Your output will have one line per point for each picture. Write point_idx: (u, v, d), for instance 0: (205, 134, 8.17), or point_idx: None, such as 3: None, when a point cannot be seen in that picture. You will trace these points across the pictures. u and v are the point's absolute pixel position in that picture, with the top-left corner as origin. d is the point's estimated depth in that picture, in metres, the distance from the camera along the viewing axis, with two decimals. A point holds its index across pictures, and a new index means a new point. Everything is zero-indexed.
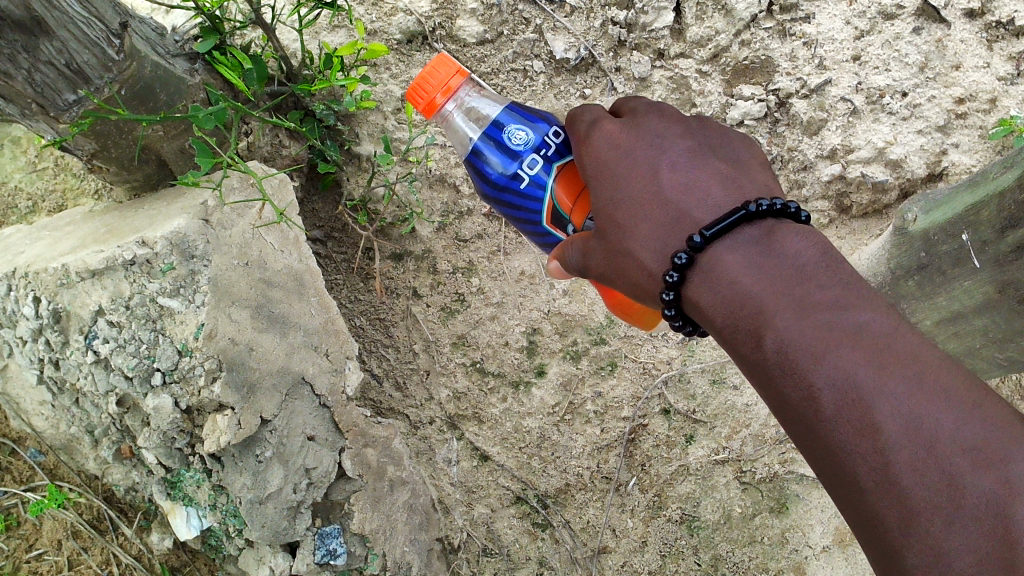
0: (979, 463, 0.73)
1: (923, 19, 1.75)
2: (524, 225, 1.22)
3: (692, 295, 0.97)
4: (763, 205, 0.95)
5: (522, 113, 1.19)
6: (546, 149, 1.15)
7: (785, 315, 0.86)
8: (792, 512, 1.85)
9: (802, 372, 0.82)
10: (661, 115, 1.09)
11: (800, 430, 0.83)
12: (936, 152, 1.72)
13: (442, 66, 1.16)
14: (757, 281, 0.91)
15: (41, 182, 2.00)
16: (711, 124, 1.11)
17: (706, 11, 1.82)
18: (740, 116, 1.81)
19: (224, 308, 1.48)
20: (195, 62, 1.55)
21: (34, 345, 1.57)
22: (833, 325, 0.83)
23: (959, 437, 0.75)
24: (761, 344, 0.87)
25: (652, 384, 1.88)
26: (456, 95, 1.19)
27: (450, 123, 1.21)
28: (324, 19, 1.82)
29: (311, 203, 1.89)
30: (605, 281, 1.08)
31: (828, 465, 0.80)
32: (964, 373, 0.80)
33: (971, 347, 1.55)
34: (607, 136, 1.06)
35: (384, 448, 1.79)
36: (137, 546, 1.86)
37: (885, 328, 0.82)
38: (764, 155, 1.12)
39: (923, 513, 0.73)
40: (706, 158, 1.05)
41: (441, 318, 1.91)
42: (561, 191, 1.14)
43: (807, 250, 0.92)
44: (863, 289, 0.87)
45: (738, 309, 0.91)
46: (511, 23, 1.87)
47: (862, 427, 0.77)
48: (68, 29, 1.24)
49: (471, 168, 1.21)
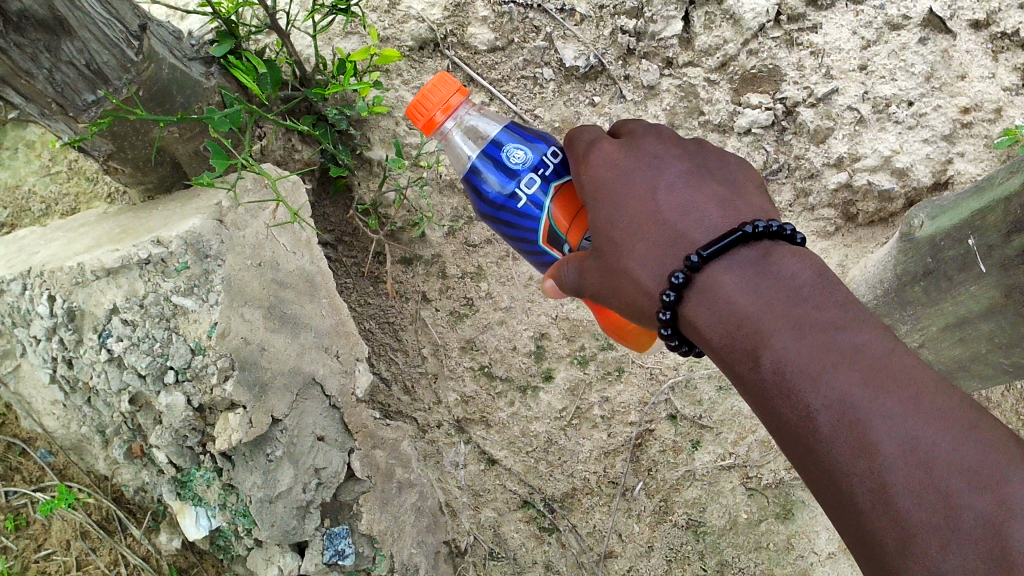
0: (976, 484, 0.74)
1: (930, 30, 1.77)
2: (520, 245, 1.22)
3: (689, 316, 0.98)
4: (760, 226, 0.97)
5: (520, 133, 1.20)
6: (544, 169, 1.16)
7: (783, 336, 0.89)
8: (797, 519, 1.87)
9: (800, 393, 0.85)
10: (659, 138, 1.11)
11: (798, 452, 0.85)
12: (942, 161, 1.74)
13: (442, 84, 1.17)
14: (754, 302, 0.93)
15: (55, 185, 2.02)
16: (707, 148, 1.13)
17: (714, 20, 1.83)
18: (748, 124, 1.83)
19: (237, 307, 1.50)
20: (211, 66, 1.57)
21: (47, 344, 1.58)
22: (830, 346, 0.85)
23: (954, 458, 0.76)
24: (758, 364, 0.90)
25: (659, 390, 1.89)
26: (456, 113, 1.21)
27: (449, 142, 1.23)
28: (338, 25, 1.84)
29: (322, 207, 1.91)
30: (601, 301, 1.09)
31: (826, 486, 0.82)
32: (960, 395, 0.81)
33: (976, 352, 1.57)
34: (605, 155, 1.09)
35: (393, 450, 1.81)
36: (145, 547, 1.87)
37: (881, 349, 0.85)
38: (760, 179, 1.13)
39: (919, 534, 0.75)
40: (703, 180, 1.07)
41: (449, 322, 1.92)
42: (557, 211, 1.15)
43: (803, 273, 0.94)
44: (860, 311, 0.89)
45: (736, 330, 0.93)
46: (521, 31, 1.89)
47: (859, 447, 0.79)
48: (89, 29, 1.26)
49: (469, 186, 1.22)
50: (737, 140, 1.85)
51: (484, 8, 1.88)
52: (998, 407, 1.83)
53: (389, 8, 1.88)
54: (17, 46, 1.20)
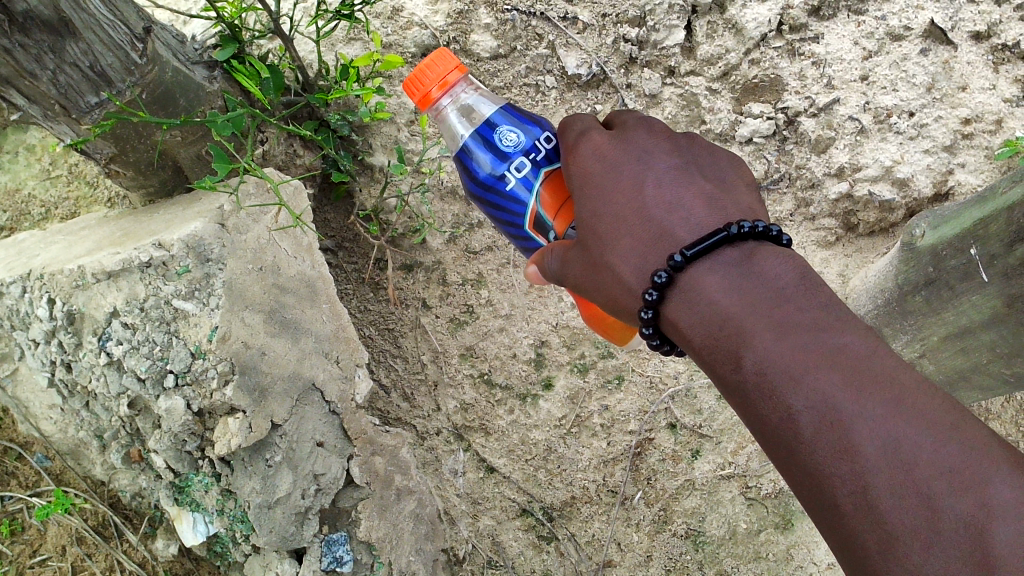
0: (957, 486, 0.75)
1: (931, 41, 1.76)
2: (507, 229, 1.20)
3: (671, 316, 0.98)
4: (745, 226, 0.96)
5: (515, 115, 1.18)
6: (536, 153, 1.14)
7: (764, 336, 0.88)
8: (796, 529, 1.86)
9: (781, 395, 0.84)
10: (650, 132, 1.10)
11: (781, 454, 0.85)
12: (942, 172, 1.74)
13: (441, 60, 1.15)
14: (736, 303, 0.92)
15: (55, 189, 2.02)
16: (699, 143, 1.12)
17: (716, 30, 1.85)
18: (750, 133, 1.83)
19: (237, 311, 1.50)
20: (214, 70, 1.57)
21: (46, 347, 1.57)
22: (811, 348, 0.85)
23: (936, 459, 0.76)
24: (740, 366, 0.89)
25: (658, 398, 1.88)
26: (453, 90, 1.17)
27: (444, 119, 1.19)
28: (341, 32, 1.85)
29: (323, 212, 1.91)
30: (582, 293, 1.08)
31: (809, 489, 0.82)
32: (941, 395, 0.82)
33: (978, 362, 1.56)
34: (594, 146, 1.08)
35: (392, 457, 1.81)
36: (141, 553, 1.85)
37: (863, 351, 0.85)
38: (750, 177, 1.13)
39: (902, 536, 0.75)
40: (691, 177, 1.06)
41: (449, 329, 1.92)
42: (547, 196, 1.14)
43: (787, 274, 0.93)
44: (843, 313, 0.89)
45: (718, 330, 0.92)
46: (524, 38, 1.89)
47: (840, 450, 0.80)
48: (94, 31, 1.26)
49: (460, 166, 1.20)
50: (738, 149, 1.86)
51: (487, 15, 1.89)
52: (998, 418, 1.83)
53: (393, 15, 1.89)
54: (22, 46, 1.20)
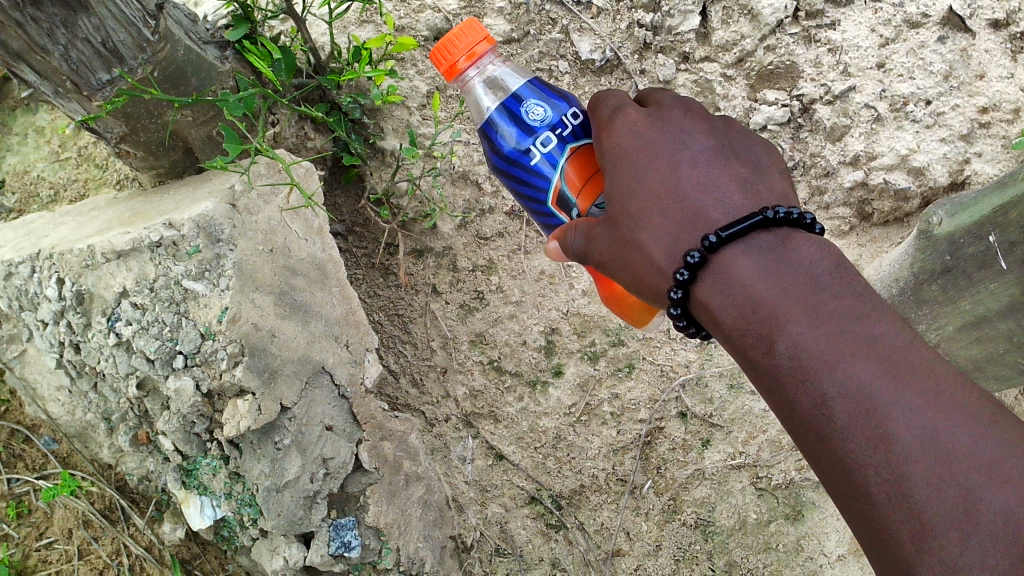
0: (996, 481, 0.73)
1: (948, 28, 1.73)
2: (529, 204, 1.18)
3: (702, 297, 0.96)
4: (780, 212, 0.95)
5: (543, 89, 1.16)
6: (562, 129, 1.12)
7: (799, 322, 0.87)
8: (806, 520, 1.81)
9: (815, 380, 0.83)
10: (686, 111, 1.08)
11: (810, 441, 0.84)
12: (959, 160, 1.71)
13: (470, 30, 1.14)
14: (770, 287, 0.91)
15: (63, 171, 2.01)
16: (733, 126, 1.10)
17: (732, 15, 1.83)
18: (764, 120, 1.81)
19: (248, 293, 1.48)
20: (226, 51, 1.55)
21: (55, 328, 1.57)
22: (847, 335, 0.84)
23: (974, 452, 0.75)
24: (772, 350, 0.88)
25: (669, 387, 1.86)
26: (480, 62, 1.17)
27: (470, 90, 1.19)
28: (353, 14, 1.86)
29: (333, 196, 1.91)
30: (604, 270, 1.07)
31: (839, 477, 0.81)
32: (979, 390, 0.80)
33: (994, 352, 1.54)
34: (630, 124, 1.06)
35: (401, 441, 1.81)
36: (148, 537, 1.84)
37: (900, 340, 0.83)
38: (783, 163, 1.11)
39: (937, 527, 0.73)
40: (726, 160, 1.04)
41: (459, 315, 1.92)
42: (572, 172, 1.11)
43: (821, 262, 0.92)
44: (879, 304, 0.88)
45: (751, 315, 0.91)
46: (538, 23, 1.89)
47: (876, 437, 0.78)
48: (107, 6, 1.26)
49: (484, 139, 1.18)
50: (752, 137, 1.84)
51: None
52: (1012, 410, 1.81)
53: None
54: (33, 20, 1.19)
